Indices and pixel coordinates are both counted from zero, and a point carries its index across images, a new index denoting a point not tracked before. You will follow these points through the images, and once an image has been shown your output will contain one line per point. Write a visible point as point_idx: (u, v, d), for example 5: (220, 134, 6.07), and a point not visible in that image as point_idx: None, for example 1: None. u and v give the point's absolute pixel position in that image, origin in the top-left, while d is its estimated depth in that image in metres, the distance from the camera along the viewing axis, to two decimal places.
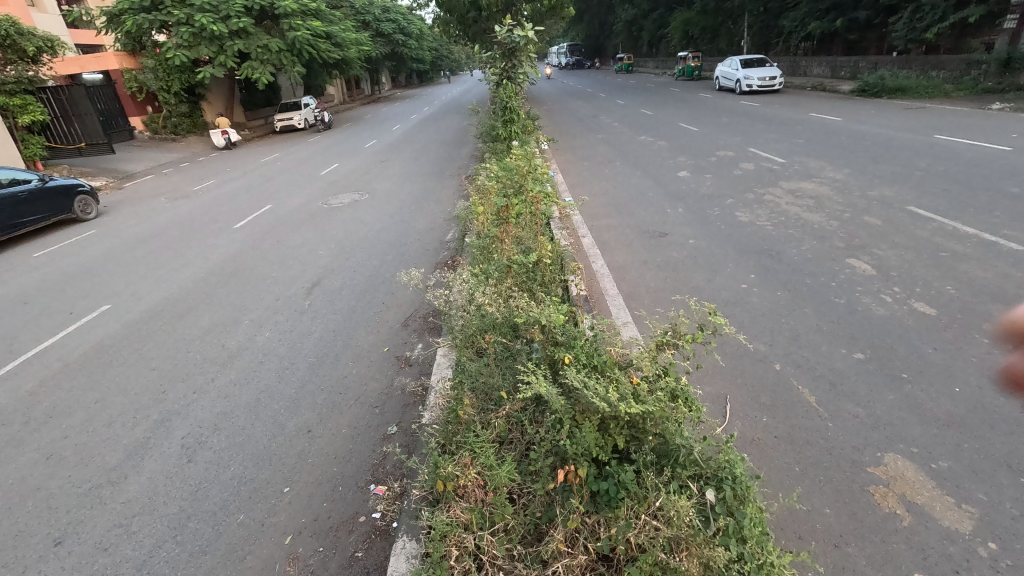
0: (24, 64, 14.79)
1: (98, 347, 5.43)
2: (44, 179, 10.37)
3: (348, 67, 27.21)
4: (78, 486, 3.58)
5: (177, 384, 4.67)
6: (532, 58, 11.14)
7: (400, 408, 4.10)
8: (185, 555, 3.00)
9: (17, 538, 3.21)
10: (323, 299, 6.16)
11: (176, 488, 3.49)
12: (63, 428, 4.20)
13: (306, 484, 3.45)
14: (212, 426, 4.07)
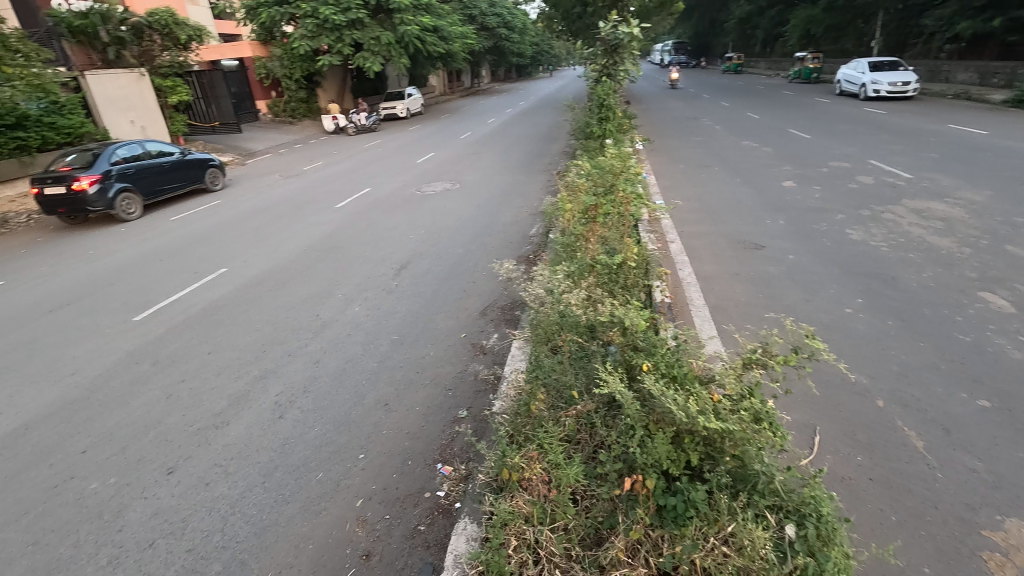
0: (177, 51, 16.80)
1: (214, 305, 6.08)
2: (184, 153, 11.76)
3: (451, 60, 28.15)
4: (188, 424, 4.06)
5: (275, 346, 5.13)
6: (635, 55, 10.89)
7: (472, 393, 4.21)
8: (269, 502, 3.30)
9: (138, 462, 3.71)
10: (409, 281, 6.46)
11: (267, 439, 3.84)
12: (182, 372, 4.77)
13: (379, 454, 3.65)
14: (302, 387, 4.44)
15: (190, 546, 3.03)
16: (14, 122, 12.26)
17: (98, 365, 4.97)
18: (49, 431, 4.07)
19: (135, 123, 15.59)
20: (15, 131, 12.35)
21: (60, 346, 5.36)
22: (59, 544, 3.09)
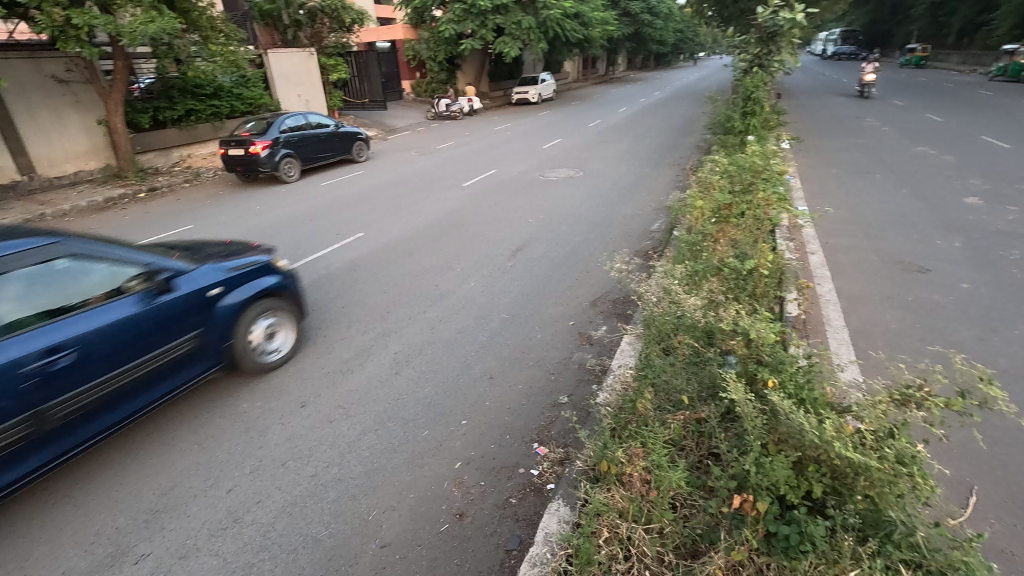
0: (342, 32, 18.65)
1: (350, 265, 6.73)
2: (338, 126, 13.03)
3: (589, 46, 27.77)
4: (320, 368, 4.57)
5: (398, 309, 5.55)
6: (794, 44, 9.87)
7: (575, 381, 4.22)
8: (379, 448, 3.62)
9: (279, 393, 4.26)
10: (524, 263, 6.60)
11: (382, 392, 4.20)
12: (320, 321, 5.38)
13: (480, 424, 3.81)
14: (418, 350, 4.77)
15: (313, 472, 3.42)
16: (212, 92, 14.61)
17: None
18: None
19: (302, 97, 17.63)
20: (212, 100, 14.65)
21: None
22: (216, 449, 3.67)
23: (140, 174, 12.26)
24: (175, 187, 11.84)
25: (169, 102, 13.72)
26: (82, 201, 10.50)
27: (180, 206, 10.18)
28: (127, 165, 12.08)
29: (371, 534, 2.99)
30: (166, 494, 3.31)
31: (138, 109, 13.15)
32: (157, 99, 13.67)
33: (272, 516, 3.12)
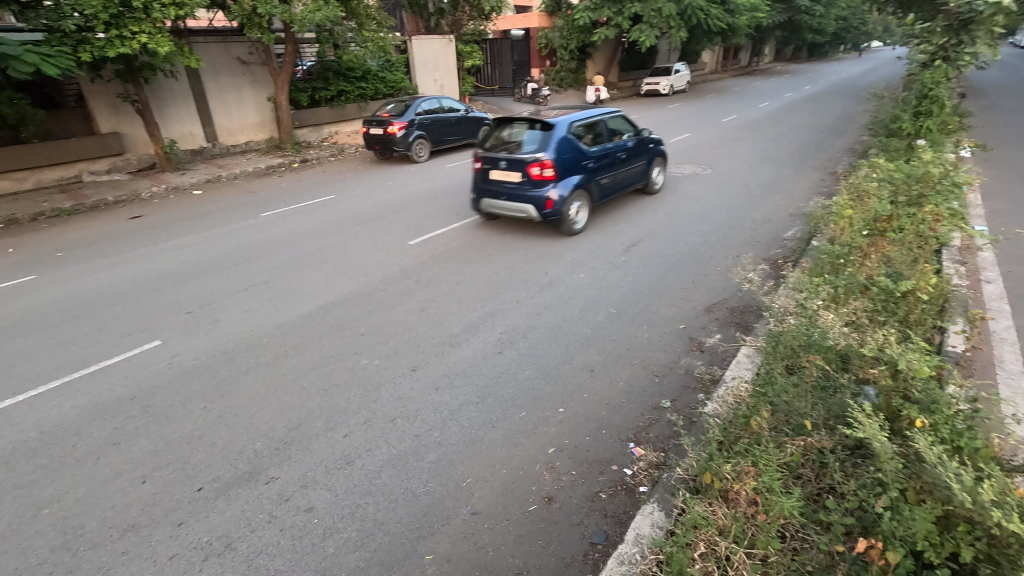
0: (480, 20, 19.42)
1: (466, 245, 7.03)
2: (468, 111, 13.57)
3: (734, 35, 25.83)
4: (431, 337, 4.86)
5: (507, 291, 5.70)
6: (995, 34, 8.33)
7: (680, 387, 4.04)
8: (478, 420, 3.78)
9: (393, 354, 4.61)
10: (638, 259, 6.41)
11: (486, 368, 4.36)
12: (434, 294, 5.70)
13: (577, 414, 3.81)
14: (522, 333, 4.88)
15: (417, 432, 3.67)
16: (361, 75, 16.01)
17: (380, 273, 6.27)
18: (344, 313, 5.34)
19: (438, 82, 18.62)
20: (361, 82, 16.04)
21: (360, 251, 6.92)
22: (337, 396, 4.09)
23: (296, 147, 13.85)
24: (323, 160, 13.19)
25: (324, 84, 15.31)
26: (250, 167, 12.14)
27: (326, 177, 11.34)
28: (287, 138, 13.73)
29: (463, 499, 3.14)
30: (294, 429, 3.75)
31: (300, 88, 14.82)
32: (316, 80, 15.30)
33: (378, 465, 3.40)
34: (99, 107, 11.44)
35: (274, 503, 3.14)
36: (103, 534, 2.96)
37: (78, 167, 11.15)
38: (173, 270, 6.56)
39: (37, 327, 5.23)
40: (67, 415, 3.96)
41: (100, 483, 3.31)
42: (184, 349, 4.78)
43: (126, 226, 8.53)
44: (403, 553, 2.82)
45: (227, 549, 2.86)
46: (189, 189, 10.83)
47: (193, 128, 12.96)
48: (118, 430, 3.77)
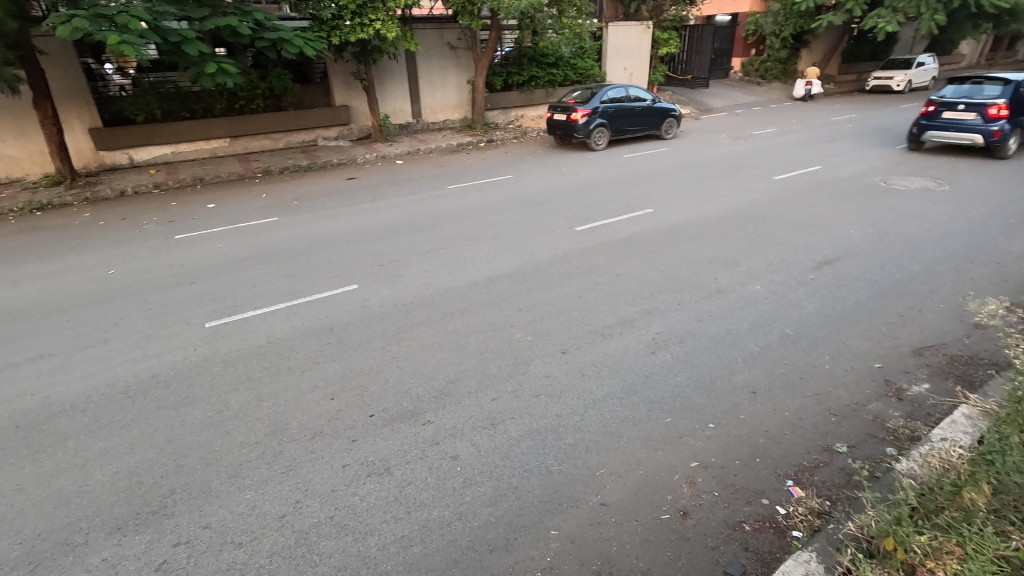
0: (683, 6, 18.59)
1: (633, 238, 6.87)
2: (655, 101, 13.10)
3: (1013, 21, 20.56)
4: (585, 324, 4.90)
5: (669, 291, 5.45)
6: None
7: (863, 434, 3.48)
8: (620, 415, 3.72)
9: (546, 333, 4.76)
10: (831, 279, 5.61)
11: (635, 366, 4.26)
12: (593, 282, 5.72)
13: (730, 434, 3.53)
14: (680, 337, 4.64)
15: (558, 412, 3.76)
16: (553, 61, 16.46)
17: (545, 254, 6.48)
18: (506, 287, 5.66)
19: (627, 70, 18.25)
20: (552, 68, 16.50)
21: (528, 231, 7.22)
22: (490, 362, 4.37)
23: (484, 127, 14.87)
24: (506, 141, 13.94)
25: (519, 69, 16.10)
26: (444, 143, 13.38)
27: (506, 158, 11.99)
28: (478, 119, 14.80)
29: (594, 487, 3.15)
30: (450, 383, 4.12)
31: (496, 73, 15.79)
32: (511, 66, 16.14)
33: (519, 434, 3.57)
34: (337, 83, 13.62)
35: (426, 444, 3.50)
36: (299, 432, 3.63)
37: (316, 133, 13.48)
38: (374, 227, 7.61)
39: (274, 259, 6.52)
40: (285, 331, 4.90)
41: (301, 391, 4.05)
42: (373, 295, 5.55)
43: (342, 186, 10.11)
44: (530, 521, 2.94)
45: (385, 472, 3.28)
46: (393, 158, 12.38)
47: (403, 105, 14.71)
48: (319, 352, 4.55)
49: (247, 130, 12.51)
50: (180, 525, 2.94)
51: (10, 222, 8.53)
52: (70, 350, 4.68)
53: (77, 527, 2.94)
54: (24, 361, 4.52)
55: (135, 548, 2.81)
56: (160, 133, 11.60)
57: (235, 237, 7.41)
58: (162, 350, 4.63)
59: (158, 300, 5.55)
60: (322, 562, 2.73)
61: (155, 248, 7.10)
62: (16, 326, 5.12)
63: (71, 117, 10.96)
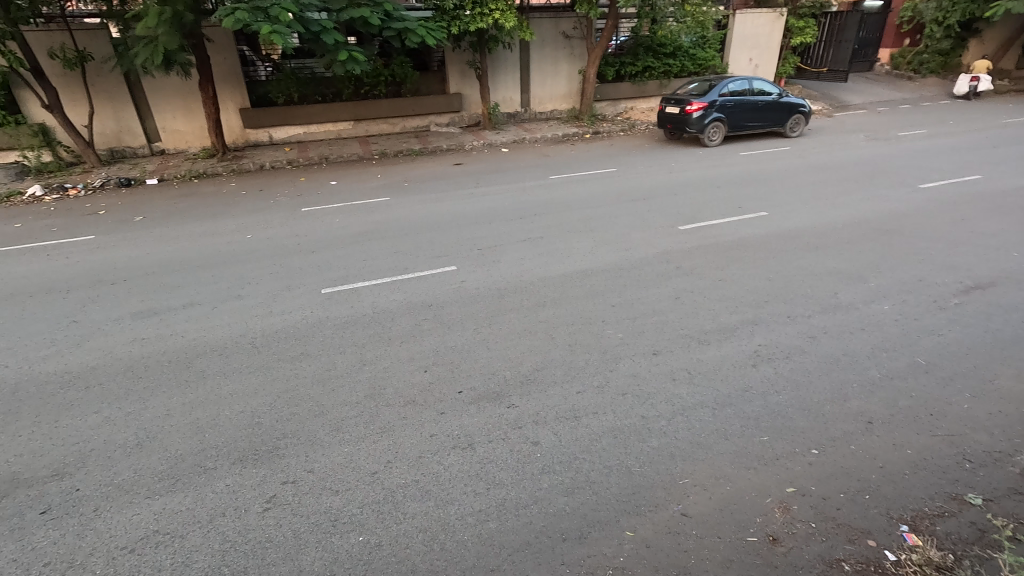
0: None
1: (741, 242, 6.43)
2: (781, 95, 12.06)
3: None
4: (681, 328, 4.70)
5: (779, 302, 5.05)
6: None
7: (1005, 489, 3.01)
8: (711, 426, 3.54)
9: (638, 333, 4.64)
10: (981, 307, 4.86)
11: (733, 377, 4.01)
12: (693, 284, 5.46)
13: (836, 464, 3.21)
14: (786, 352, 4.29)
15: (644, 414, 3.66)
16: (671, 51, 15.73)
17: (644, 252, 6.28)
18: (600, 282, 5.58)
19: (752, 61, 17.12)
20: (669, 59, 15.78)
21: (628, 227, 7.04)
22: (578, 355, 4.35)
23: (592, 118, 14.65)
24: (613, 134, 13.63)
25: (633, 59, 15.59)
26: (549, 133, 13.40)
27: (612, 151, 11.75)
28: (585, 110, 14.60)
29: (676, 495, 3.04)
30: (536, 371, 4.17)
31: (609, 63, 15.44)
32: (626, 55, 15.68)
33: (601, 430, 3.54)
34: (452, 72, 14.15)
35: (509, 426, 3.59)
36: (394, 398, 3.90)
37: (429, 119, 14.14)
38: (475, 212, 7.85)
39: (383, 236, 6.98)
40: (388, 304, 5.24)
41: (398, 360, 4.33)
42: (470, 278, 5.75)
43: (449, 171, 10.53)
44: (606, 518, 2.91)
45: (468, 447, 3.42)
46: (498, 146, 12.64)
47: (513, 94, 14.91)
48: (416, 326, 4.83)
49: (369, 114, 13.43)
50: (289, 465, 3.30)
51: (174, 187, 9.95)
52: (213, 301, 5.40)
53: (209, 453, 3.41)
54: (178, 307, 5.29)
55: (251, 479, 3.20)
56: (296, 115, 12.84)
57: (352, 213, 8.04)
58: (285, 310, 5.19)
59: (285, 264, 6.21)
60: (405, 521, 2.93)
61: (285, 218, 7.91)
62: (174, 276, 6.00)
63: (227, 99, 12.48)
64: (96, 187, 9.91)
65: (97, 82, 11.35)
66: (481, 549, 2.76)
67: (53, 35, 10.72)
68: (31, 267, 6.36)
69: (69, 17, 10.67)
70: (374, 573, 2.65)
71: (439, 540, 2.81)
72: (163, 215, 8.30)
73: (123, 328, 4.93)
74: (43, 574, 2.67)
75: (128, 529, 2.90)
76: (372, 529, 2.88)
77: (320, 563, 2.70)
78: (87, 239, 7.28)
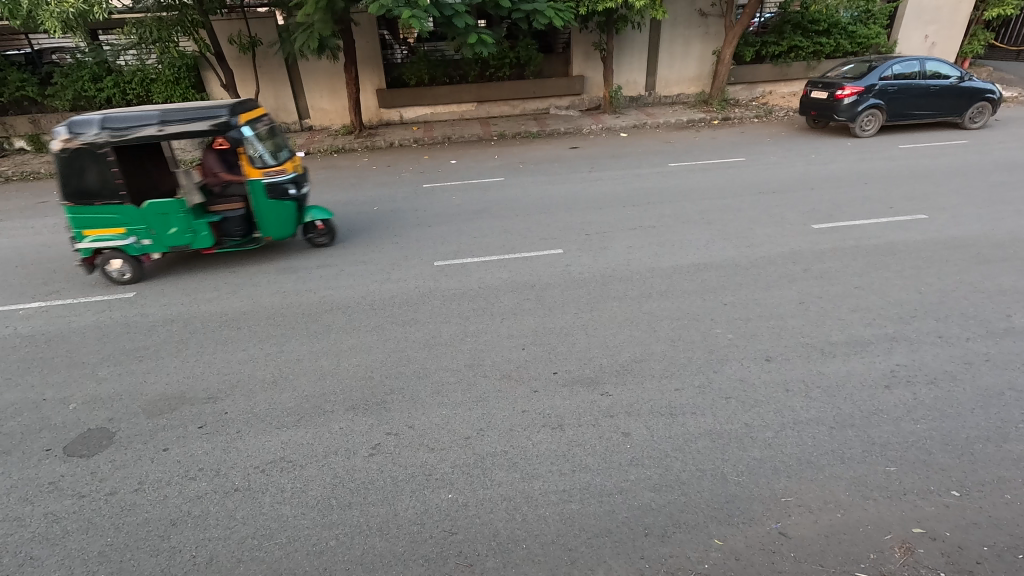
0: None
1: (889, 247, 5.65)
2: (962, 78, 10.25)
3: None
4: (802, 336, 4.28)
5: (929, 319, 4.38)
6: None
7: None
8: (826, 446, 3.21)
9: (751, 335, 4.32)
10: None
11: (861, 396, 3.58)
12: (823, 289, 4.93)
13: (981, 512, 2.76)
14: (931, 377, 3.73)
15: (747, 421, 3.42)
16: (824, 28, 14.06)
17: (767, 249, 5.78)
18: (714, 277, 5.25)
19: (929, 38, 14.78)
20: (821, 37, 14.16)
21: (752, 222, 6.51)
22: (680, 351, 4.17)
23: (722, 103, 13.60)
24: (745, 120, 12.55)
25: (778, 38, 14.18)
26: (673, 118, 12.73)
27: (742, 138, 10.87)
28: (716, 94, 13.62)
29: (775, 512, 2.82)
30: (634, 362, 4.07)
31: (749, 42, 14.17)
32: (769, 34, 14.31)
33: (698, 431, 3.37)
34: (577, 54, 14.02)
35: (601, 414, 3.56)
36: (491, 370, 4.05)
37: (550, 102, 14.15)
38: (588, 197, 7.74)
39: (495, 215, 7.20)
40: (494, 281, 5.42)
41: (499, 335, 4.48)
42: (575, 262, 5.73)
43: (565, 154, 10.46)
44: (694, 521, 2.80)
45: (558, 428, 3.46)
46: (618, 131, 12.26)
47: (637, 78, 14.34)
48: (518, 305, 4.94)
49: (492, 96, 13.79)
50: (393, 419, 3.59)
51: (318, 160, 11.11)
52: (342, 264, 5.97)
53: (328, 398, 3.83)
54: (314, 267, 5.94)
55: (361, 426, 3.55)
56: (425, 96, 13.58)
57: (468, 191, 8.38)
58: (401, 277, 5.59)
59: (406, 236, 6.67)
60: (492, 487, 3.06)
61: (408, 193, 8.48)
62: (312, 239, 6.73)
63: (366, 81, 13.53)
64: None
65: (264, 65, 12.92)
66: (560, 527, 2.80)
67: (233, 23, 12.35)
68: None
69: (246, 7, 12.21)
70: (459, 531, 2.81)
71: (521, 511, 2.90)
72: (306, 184, 9.31)
73: (269, 280, 5.66)
74: (197, 476, 3.21)
75: (261, 452, 3.37)
76: (460, 490, 3.05)
77: (412, 511, 2.93)
78: None
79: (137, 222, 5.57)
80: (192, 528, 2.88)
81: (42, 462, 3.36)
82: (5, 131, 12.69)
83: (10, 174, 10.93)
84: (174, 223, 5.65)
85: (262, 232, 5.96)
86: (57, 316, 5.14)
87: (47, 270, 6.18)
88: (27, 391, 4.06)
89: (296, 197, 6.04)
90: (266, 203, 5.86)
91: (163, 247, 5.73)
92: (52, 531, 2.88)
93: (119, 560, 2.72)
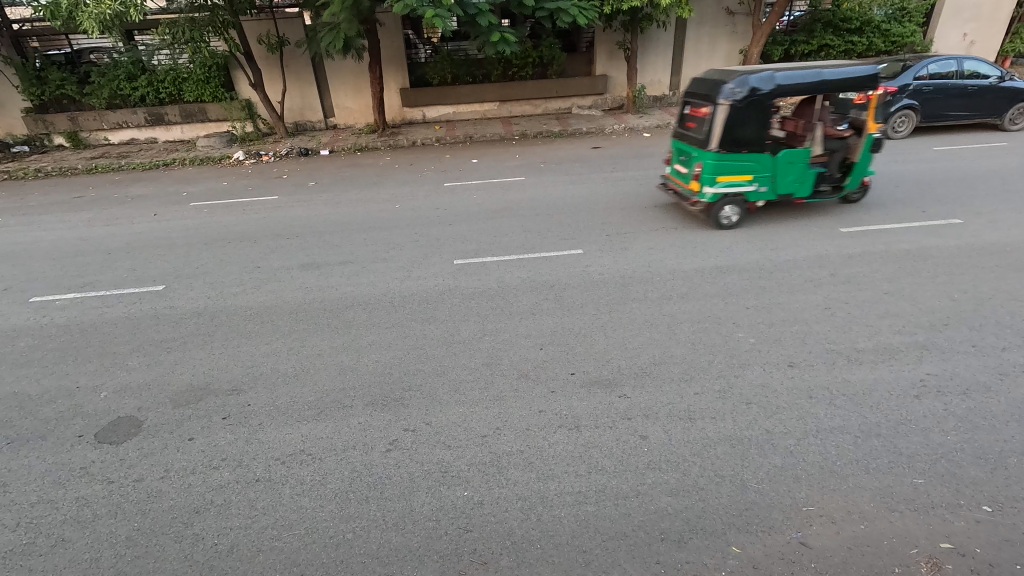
0: None
1: (921, 253, 5.48)
2: (1002, 78, 9.89)
3: None
4: (827, 342, 4.18)
5: (962, 328, 4.24)
6: None
7: None
8: (850, 455, 3.13)
9: (774, 340, 4.23)
10: None
11: (888, 406, 3.48)
12: (851, 295, 4.81)
13: (1015, 529, 2.65)
14: (964, 387, 3.60)
15: (769, 428, 3.36)
16: (857, 27, 13.70)
17: (792, 253, 5.66)
18: (737, 280, 5.16)
19: (967, 36, 14.31)
20: (853, 36, 13.79)
21: (777, 224, 6.38)
22: (700, 355, 4.11)
23: None
24: None
25: (808, 36, 13.86)
26: None
27: None
28: None
29: (796, 521, 2.76)
30: (653, 364, 4.03)
31: (778, 41, 13.88)
32: (799, 32, 13.99)
33: (717, 436, 3.32)
34: (601, 53, 13.94)
35: (618, 416, 3.53)
36: (508, 370, 4.05)
37: (572, 102, 14.09)
38: (610, 197, 7.69)
39: (516, 215, 7.20)
40: (513, 280, 5.42)
41: (517, 335, 4.48)
42: (595, 263, 5.69)
43: (587, 154, 10.41)
44: (712, 528, 2.75)
45: (574, 429, 3.44)
46: (641, 131, 12.14)
47: (662, 77, 14.19)
48: (537, 305, 4.94)
49: (514, 96, 13.79)
50: (411, 415, 3.63)
51: (342, 158, 11.27)
52: (364, 261, 6.04)
53: (347, 393, 3.88)
54: (337, 263, 6.02)
55: (379, 421, 3.59)
56: (447, 96, 13.66)
57: (489, 190, 8.40)
58: (421, 275, 5.64)
59: (428, 234, 6.72)
60: (507, 486, 3.07)
61: (430, 191, 8.53)
62: (335, 236, 6.84)
63: (390, 80, 13.67)
64: (282, 154, 11.60)
65: (291, 64, 13.16)
66: (575, 528, 2.79)
67: (262, 23, 12.61)
68: (231, 219, 7.69)
69: (275, 7, 12.44)
70: (474, 529, 2.82)
71: (536, 511, 2.90)
72: (330, 182, 9.45)
73: (293, 276, 5.77)
74: (220, 466, 3.29)
75: (282, 444, 3.44)
76: (476, 487, 3.06)
77: (428, 507, 2.95)
78: (272, 199, 8.59)
79: (761, 172, 6.28)
80: (214, 517, 2.95)
81: (74, 447, 3.48)
82: (45, 128, 13.20)
83: (50, 169, 11.37)
84: (795, 172, 6.36)
85: (845, 185, 6.65)
86: (90, 307, 5.32)
87: (83, 263, 6.40)
88: (61, 378, 4.22)
89: (869, 150, 6.64)
90: (864, 157, 6.69)
91: (772, 193, 6.42)
92: (82, 515, 2.99)
93: (145, 545, 2.81)
